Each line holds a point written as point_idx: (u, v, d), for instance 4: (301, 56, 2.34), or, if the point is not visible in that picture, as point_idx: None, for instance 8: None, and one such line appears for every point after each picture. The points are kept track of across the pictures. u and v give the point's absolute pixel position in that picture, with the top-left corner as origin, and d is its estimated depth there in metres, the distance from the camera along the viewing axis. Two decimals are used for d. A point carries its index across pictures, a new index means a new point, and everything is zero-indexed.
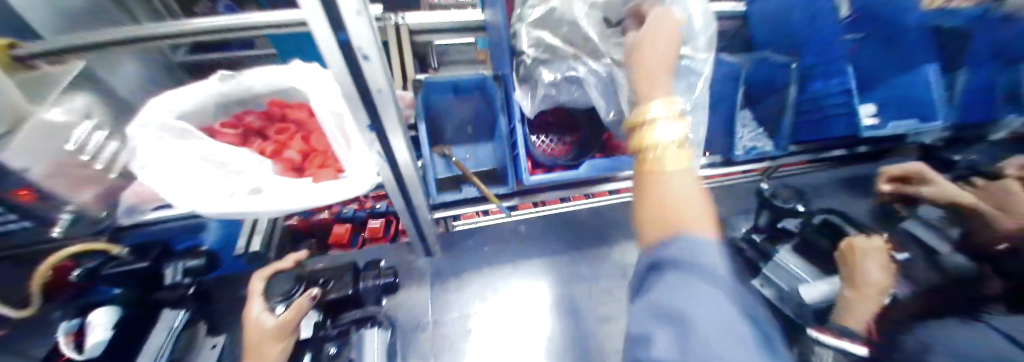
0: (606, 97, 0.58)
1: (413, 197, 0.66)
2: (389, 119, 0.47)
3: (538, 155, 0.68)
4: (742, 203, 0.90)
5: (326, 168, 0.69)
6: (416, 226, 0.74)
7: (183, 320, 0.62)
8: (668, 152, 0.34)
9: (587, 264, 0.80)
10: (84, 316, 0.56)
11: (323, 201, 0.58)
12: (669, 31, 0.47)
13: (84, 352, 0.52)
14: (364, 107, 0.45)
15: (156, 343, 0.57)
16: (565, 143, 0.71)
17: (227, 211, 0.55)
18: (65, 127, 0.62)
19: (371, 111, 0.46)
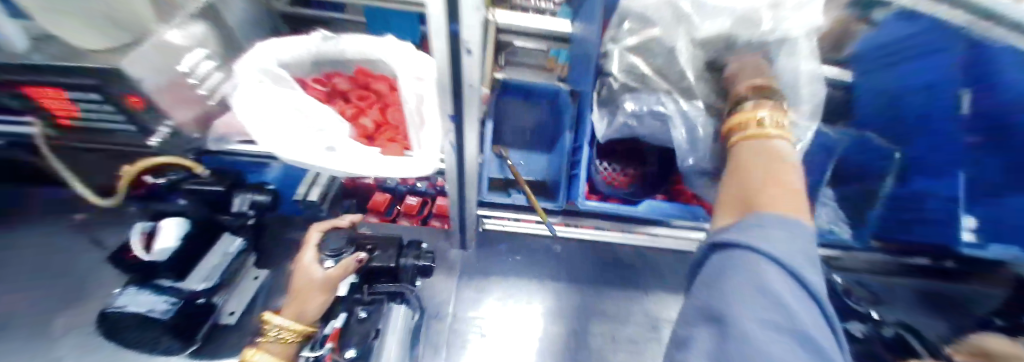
0: (689, 140, 0.56)
1: (466, 192, 0.67)
2: (470, 109, 0.48)
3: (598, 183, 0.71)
4: None
5: (395, 142, 0.71)
6: (461, 220, 0.76)
7: (241, 246, 0.67)
8: (780, 155, 0.41)
9: (617, 301, 0.76)
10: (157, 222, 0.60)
11: (389, 172, 0.62)
12: (753, 68, 0.51)
13: (152, 256, 0.56)
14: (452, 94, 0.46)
15: (210, 263, 0.62)
16: (630, 175, 0.69)
17: (315, 160, 0.60)
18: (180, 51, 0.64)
19: (455, 99, 0.47)
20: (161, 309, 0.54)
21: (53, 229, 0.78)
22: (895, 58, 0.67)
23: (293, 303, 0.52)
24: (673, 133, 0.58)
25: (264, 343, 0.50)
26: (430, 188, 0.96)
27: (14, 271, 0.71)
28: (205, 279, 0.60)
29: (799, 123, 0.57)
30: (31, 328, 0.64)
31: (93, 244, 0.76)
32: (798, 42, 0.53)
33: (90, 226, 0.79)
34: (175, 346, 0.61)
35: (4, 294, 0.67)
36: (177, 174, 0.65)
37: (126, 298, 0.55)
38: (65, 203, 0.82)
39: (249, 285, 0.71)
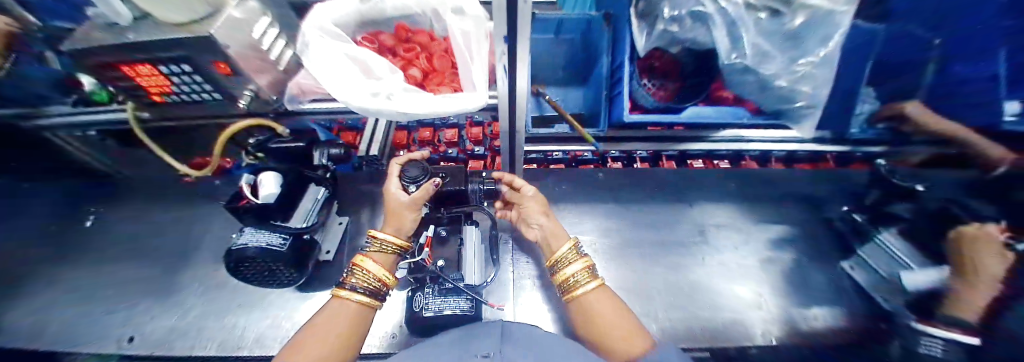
0: (732, 41, 0.61)
1: (516, 122, 0.72)
2: (524, 33, 0.50)
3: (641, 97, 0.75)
4: (835, 187, 0.87)
5: (444, 86, 0.78)
6: (512, 154, 0.82)
7: (326, 192, 0.77)
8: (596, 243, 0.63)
9: (659, 216, 0.85)
10: (257, 175, 0.67)
11: (447, 109, 0.68)
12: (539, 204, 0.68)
13: (261, 199, 0.65)
14: (508, 18, 0.49)
15: (305, 206, 0.73)
16: (668, 89, 0.73)
17: (379, 106, 0.68)
18: (248, 22, 0.61)
19: (511, 23, 0.50)
20: (277, 243, 0.64)
21: (168, 199, 0.91)
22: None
23: (390, 222, 0.62)
24: (716, 37, 0.60)
25: (371, 253, 0.61)
26: (460, 154, 1.06)
27: (153, 235, 0.85)
28: (305, 219, 0.70)
29: (834, 8, 0.58)
30: (189, 276, 0.79)
31: (207, 207, 0.89)
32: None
33: (197, 192, 0.91)
34: (290, 280, 0.71)
35: (162, 253, 0.83)
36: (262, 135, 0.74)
37: (245, 237, 0.64)
38: (170, 176, 0.95)
39: (336, 230, 0.83)
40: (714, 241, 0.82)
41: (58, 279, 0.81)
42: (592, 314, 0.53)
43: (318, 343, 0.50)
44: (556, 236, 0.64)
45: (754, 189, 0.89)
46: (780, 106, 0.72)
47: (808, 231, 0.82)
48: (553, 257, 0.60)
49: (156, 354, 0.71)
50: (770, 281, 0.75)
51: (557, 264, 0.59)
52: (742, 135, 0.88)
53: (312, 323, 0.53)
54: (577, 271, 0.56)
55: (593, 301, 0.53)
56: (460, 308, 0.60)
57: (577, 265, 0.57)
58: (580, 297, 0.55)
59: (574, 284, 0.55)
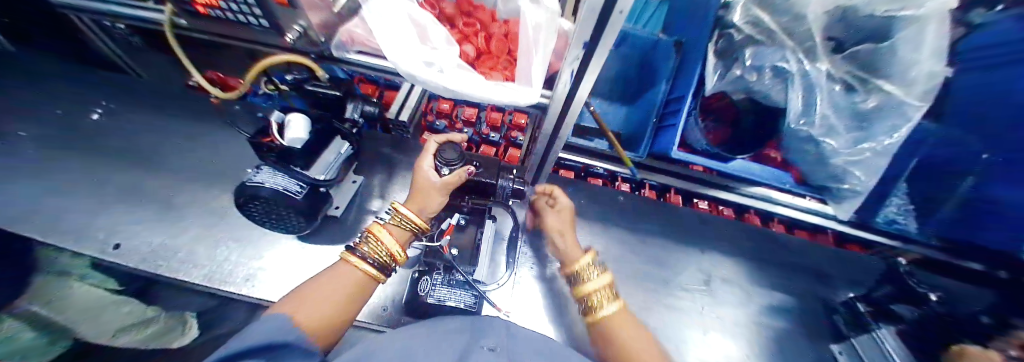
0: (807, 107, 0.60)
1: (561, 129, 0.70)
2: (607, 43, 0.48)
3: (692, 137, 0.73)
4: (844, 269, 0.88)
5: (495, 72, 0.75)
6: (542, 157, 0.81)
7: (349, 149, 0.74)
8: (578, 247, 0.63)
9: (669, 254, 0.85)
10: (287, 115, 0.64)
11: (497, 99, 0.66)
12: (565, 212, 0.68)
13: (287, 141, 0.62)
14: (595, 25, 0.46)
15: (327, 157, 0.68)
16: (719, 134, 0.72)
17: (432, 77, 0.65)
18: None
19: (597, 30, 0.47)
20: (294, 190, 0.62)
21: (183, 113, 0.88)
22: (1000, 61, 0.68)
23: (417, 199, 0.61)
24: (791, 97, 0.60)
25: (389, 225, 0.59)
26: (476, 136, 1.04)
27: (160, 147, 0.82)
28: (325, 172, 0.66)
29: (902, 102, 0.61)
30: (190, 199, 0.77)
31: (221, 131, 0.85)
32: (928, 24, 0.55)
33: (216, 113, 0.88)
34: (295, 227, 0.69)
35: (166, 168, 0.79)
36: (299, 73, 0.70)
37: (263, 176, 0.61)
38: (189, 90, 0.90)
39: (346, 189, 0.80)
40: (717, 294, 0.82)
41: (47, 166, 0.76)
42: (615, 338, 0.49)
43: (315, 303, 0.47)
44: (575, 254, 0.61)
45: (766, 252, 0.89)
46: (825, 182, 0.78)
47: (809, 306, 0.82)
48: (572, 267, 0.58)
49: (137, 268, 0.68)
50: (762, 347, 0.76)
51: (577, 279, 0.57)
52: (770, 195, 0.87)
53: (314, 281, 0.51)
54: (600, 286, 0.54)
55: (614, 324, 0.51)
56: (464, 301, 0.58)
57: (601, 282, 0.55)
58: (606, 318, 0.51)
59: (597, 305, 0.53)
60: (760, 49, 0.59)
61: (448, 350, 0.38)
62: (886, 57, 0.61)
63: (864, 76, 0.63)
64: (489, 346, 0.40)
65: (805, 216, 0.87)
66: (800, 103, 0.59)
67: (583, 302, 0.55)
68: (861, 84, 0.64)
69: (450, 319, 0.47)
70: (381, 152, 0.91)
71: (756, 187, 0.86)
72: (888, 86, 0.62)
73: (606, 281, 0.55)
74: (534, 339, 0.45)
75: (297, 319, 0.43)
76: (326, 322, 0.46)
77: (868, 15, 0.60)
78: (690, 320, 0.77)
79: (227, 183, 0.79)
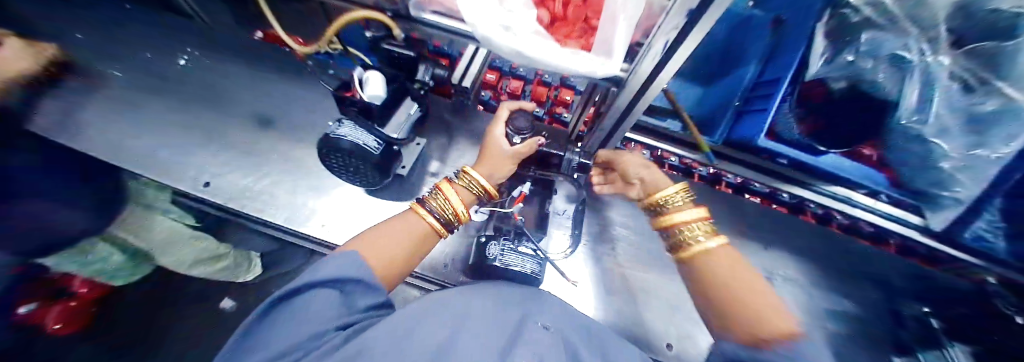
0: (921, 101, 0.57)
1: (636, 106, 0.67)
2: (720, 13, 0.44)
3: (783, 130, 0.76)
4: (913, 279, 0.83)
5: (571, 40, 0.72)
6: (608, 134, 0.79)
7: (418, 110, 0.74)
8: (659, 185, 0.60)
9: (725, 245, 0.84)
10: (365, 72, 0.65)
11: (575, 68, 0.63)
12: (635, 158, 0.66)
13: (366, 98, 0.63)
14: None
15: (400, 118, 0.70)
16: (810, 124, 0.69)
17: (508, 41, 0.64)
18: None
19: None
20: (373, 146, 0.64)
21: (261, 66, 0.92)
22: None
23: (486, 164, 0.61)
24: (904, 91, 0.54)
25: (457, 184, 0.59)
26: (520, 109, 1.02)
27: (244, 96, 0.87)
28: (400, 130, 0.69)
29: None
30: (272, 147, 0.83)
31: (296, 86, 0.90)
32: None
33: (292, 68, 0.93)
34: (371, 181, 0.73)
35: (249, 117, 0.85)
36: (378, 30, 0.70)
37: (346, 130, 0.63)
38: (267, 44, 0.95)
39: (411, 151, 0.82)
40: (771, 289, 0.81)
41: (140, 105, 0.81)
42: (712, 276, 0.43)
43: (384, 250, 0.46)
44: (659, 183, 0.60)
45: (828, 253, 0.86)
46: (925, 186, 0.72)
47: (870, 313, 0.79)
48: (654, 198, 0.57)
49: (227, 205, 0.74)
50: (815, 346, 0.75)
51: (664, 208, 0.56)
52: (851, 197, 0.86)
53: (378, 228, 0.50)
54: (693, 217, 0.51)
55: (715, 261, 0.44)
56: (530, 269, 0.60)
57: (689, 214, 0.52)
58: (706, 251, 0.46)
59: (692, 239, 0.48)
60: (876, 34, 0.54)
61: (501, 321, 0.37)
62: (1010, 54, 0.50)
63: (984, 78, 0.54)
64: (543, 324, 0.39)
65: (884, 222, 0.85)
66: (916, 96, 0.56)
67: (674, 235, 0.51)
68: (979, 84, 0.55)
69: (497, 287, 0.47)
70: (443, 118, 0.93)
71: (836, 188, 0.86)
72: (1007, 89, 0.54)
73: (697, 212, 0.51)
74: (582, 331, 0.43)
75: (372, 261, 0.43)
76: (391, 265, 0.46)
77: (993, 8, 0.50)
78: None
79: (303, 136, 0.85)
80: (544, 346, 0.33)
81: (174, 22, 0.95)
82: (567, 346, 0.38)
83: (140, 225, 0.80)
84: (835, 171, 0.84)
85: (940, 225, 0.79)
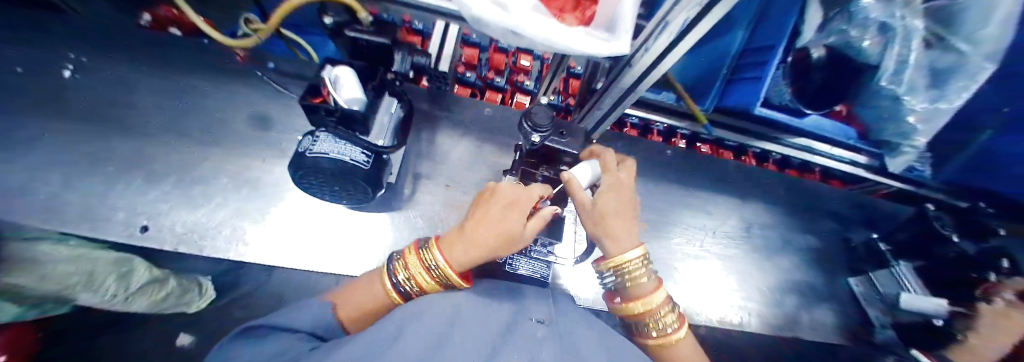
0: (898, 64, 0.61)
1: (644, 84, 0.64)
2: None
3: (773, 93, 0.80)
4: (856, 211, 0.98)
5: (566, 14, 0.66)
6: (605, 112, 0.79)
7: (400, 107, 0.65)
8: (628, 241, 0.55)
9: (712, 203, 0.91)
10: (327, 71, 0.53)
11: (579, 49, 0.57)
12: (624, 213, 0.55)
13: (348, 102, 0.52)
14: None
15: (382, 120, 0.61)
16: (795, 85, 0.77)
17: (503, 19, 0.55)
18: None
19: None
20: (361, 160, 0.55)
21: (193, 71, 0.78)
22: None
23: (458, 245, 0.44)
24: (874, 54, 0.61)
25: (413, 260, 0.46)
26: (478, 80, 1.03)
27: (174, 111, 0.73)
28: (384, 136, 0.60)
29: (968, 59, 0.62)
30: (222, 169, 0.69)
31: (247, 90, 0.78)
32: None
33: (238, 72, 0.79)
34: (361, 197, 0.63)
35: (188, 135, 0.71)
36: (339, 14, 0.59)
37: (324, 145, 0.53)
38: (195, 46, 0.80)
39: (398, 154, 0.74)
40: (753, 237, 0.90)
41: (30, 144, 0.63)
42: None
43: (355, 312, 0.45)
44: (628, 245, 0.55)
45: (792, 198, 0.97)
46: (890, 137, 0.78)
47: (826, 244, 0.93)
48: (615, 263, 0.54)
49: (177, 249, 0.60)
50: (788, 280, 0.87)
51: (631, 285, 0.55)
52: (813, 147, 0.94)
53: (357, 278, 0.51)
54: (658, 305, 0.52)
55: (682, 351, 0.50)
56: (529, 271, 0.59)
57: (636, 252, 0.54)
58: (676, 342, 0.50)
59: (664, 329, 0.51)
60: (871, 2, 0.56)
61: (495, 322, 0.33)
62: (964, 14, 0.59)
63: (942, 33, 0.62)
64: (537, 319, 0.36)
65: (845, 163, 0.96)
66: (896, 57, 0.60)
67: (643, 320, 0.53)
68: (937, 42, 0.63)
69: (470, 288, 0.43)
70: (421, 109, 0.85)
71: (804, 139, 0.93)
72: (960, 43, 0.61)
73: (661, 296, 0.53)
74: (573, 321, 0.39)
75: (339, 316, 0.44)
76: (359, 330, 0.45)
77: None
78: (730, 262, 0.86)
79: (261, 149, 0.73)
80: (538, 346, 0.30)
81: (51, 21, 0.75)
82: (564, 336, 0.35)
83: (31, 261, 0.50)
84: (815, 133, 0.89)
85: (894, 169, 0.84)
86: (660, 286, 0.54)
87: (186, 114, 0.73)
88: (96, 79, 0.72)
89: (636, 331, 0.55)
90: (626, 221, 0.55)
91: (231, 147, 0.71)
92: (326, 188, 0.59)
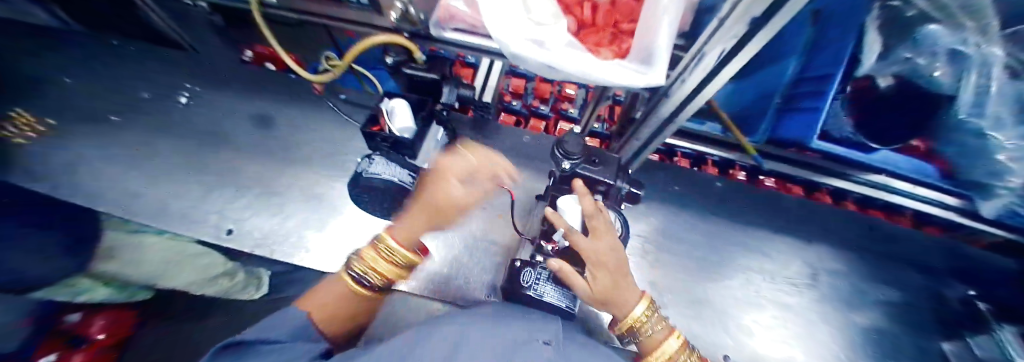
0: (975, 94, 0.56)
1: (682, 115, 0.63)
2: None
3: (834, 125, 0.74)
4: (952, 260, 0.84)
5: (602, 48, 0.69)
6: (643, 142, 0.78)
7: (445, 134, 0.71)
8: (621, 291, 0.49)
9: (766, 242, 0.84)
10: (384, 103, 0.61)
11: (614, 81, 0.59)
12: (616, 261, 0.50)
13: (399, 130, 0.59)
14: None
15: (427, 146, 0.67)
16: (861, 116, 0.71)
17: (541, 56, 0.60)
18: None
19: None
20: (408, 181, 0.61)
21: (280, 100, 0.93)
22: None
23: (410, 224, 0.53)
24: (945, 83, 0.56)
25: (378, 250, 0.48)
26: (524, 108, 1.09)
27: (262, 134, 0.87)
28: (428, 159, 0.66)
29: None
30: (295, 183, 0.80)
31: (322, 116, 0.91)
32: None
33: (314, 100, 0.93)
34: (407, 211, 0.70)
35: (272, 154, 0.84)
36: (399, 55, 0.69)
37: (379, 167, 0.59)
38: (284, 80, 0.96)
39: None
40: (818, 284, 0.81)
41: (171, 161, 0.82)
42: None
43: (329, 312, 0.42)
44: (631, 296, 0.50)
45: (866, 241, 0.86)
46: (980, 175, 0.69)
47: (915, 298, 0.80)
48: (625, 321, 0.49)
49: (255, 252, 0.72)
50: (863, 337, 0.76)
51: (642, 336, 0.49)
52: (890, 184, 0.83)
53: (324, 283, 0.47)
54: (674, 354, 0.47)
55: None
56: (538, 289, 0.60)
57: (640, 305, 0.49)
58: None
59: None
60: (938, 27, 0.53)
61: (501, 341, 0.31)
62: None
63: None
64: (545, 341, 0.33)
65: (929, 204, 0.84)
66: (974, 84, 0.55)
67: None
68: None
69: (466, 314, 0.38)
70: (466, 135, 0.91)
71: (875, 175, 0.83)
72: None
73: (676, 343, 0.48)
74: (585, 351, 0.34)
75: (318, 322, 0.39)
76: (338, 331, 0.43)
77: None
78: (790, 310, 0.77)
79: (327, 167, 0.83)
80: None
81: (192, 62, 0.97)
82: (573, 358, 0.31)
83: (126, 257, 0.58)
84: (886, 168, 0.80)
85: (993, 213, 0.73)
86: (670, 333, 0.49)
87: (272, 137, 0.87)
88: (212, 108, 0.90)
89: None
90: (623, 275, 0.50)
91: (304, 166, 0.83)
92: (377, 204, 0.66)
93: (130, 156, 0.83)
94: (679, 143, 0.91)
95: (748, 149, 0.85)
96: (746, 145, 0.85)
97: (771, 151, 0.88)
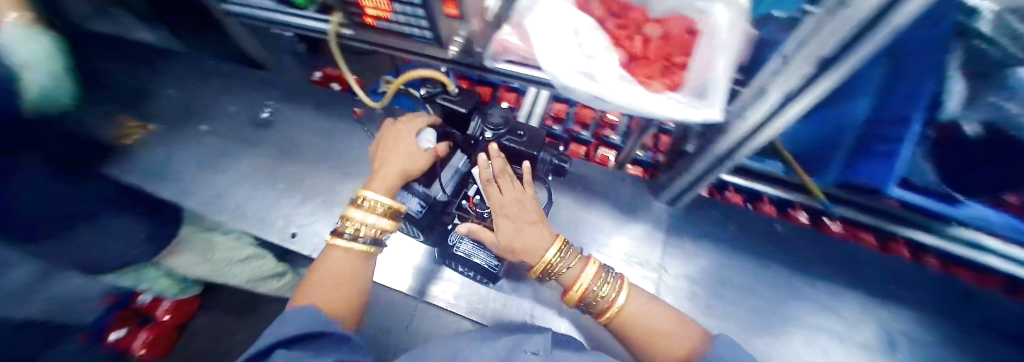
0: None
1: (741, 150, 0.62)
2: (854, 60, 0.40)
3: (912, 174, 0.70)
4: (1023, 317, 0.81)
5: (653, 81, 0.67)
6: (695, 177, 0.77)
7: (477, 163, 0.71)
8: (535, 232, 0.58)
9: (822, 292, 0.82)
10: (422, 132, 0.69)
11: (669, 116, 0.59)
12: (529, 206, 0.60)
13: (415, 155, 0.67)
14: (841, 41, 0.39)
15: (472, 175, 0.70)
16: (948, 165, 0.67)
17: (593, 88, 0.61)
18: None
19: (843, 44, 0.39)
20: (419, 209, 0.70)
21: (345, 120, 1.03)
22: None
23: (377, 178, 0.63)
24: None
25: (359, 208, 0.60)
26: (564, 133, 1.10)
27: (329, 151, 0.96)
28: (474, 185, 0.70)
29: None
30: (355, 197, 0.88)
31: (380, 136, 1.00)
32: None
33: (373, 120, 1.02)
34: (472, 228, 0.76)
35: (336, 169, 0.93)
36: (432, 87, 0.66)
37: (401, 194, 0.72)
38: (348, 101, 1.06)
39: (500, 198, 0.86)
40: (884, 340, 0.77)
41: (247, 170, 0.95)
42: (639, 324, 0.54)
43: (331, 296, 0.53)
44: (541, 242, 0.57)
45: (930, 295, 0.83)
46: None
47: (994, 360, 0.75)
48: (540, 266, 0.57)
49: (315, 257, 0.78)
50: None
51: (557, 275, 0.57)
52: (983, 242, 0.75)
53: (317, 270, 0.57)
54: (590, 280, 0.55)
55: (629, 314, 0.55)
56: (487, 262, 0.75)
57: (553, 249, 0.56)
58: (619, 312, 0.55)
59: (608, 303, 0.55)
60: None
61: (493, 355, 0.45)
62: None
63: None
64: (532, 351, 0.47)
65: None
66: None
67: (587, 303, 0.56)
68: None
69: (470, 332, 0.54)
70: None
71: (965, 230, 0.77)
72: None
73: (591, 271, 0.56)
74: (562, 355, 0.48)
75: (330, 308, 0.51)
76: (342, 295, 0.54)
77: None
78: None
79: None
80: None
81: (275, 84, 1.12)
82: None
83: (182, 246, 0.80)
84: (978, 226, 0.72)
85: None
86: (587, 266, 0.57)
87: (337, 154, 0.96)
88: (293, 126, 1.03)
89: (592, 305, 0.57)
90: (528, 225, 0.59)
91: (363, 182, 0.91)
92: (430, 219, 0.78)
93: (212, 164, 0.97)
94: (738, 181, 0.91)
95: (815, 192, 0.82)
96: (814, 188, 0.82)
97: (840, 195, 0.83)
